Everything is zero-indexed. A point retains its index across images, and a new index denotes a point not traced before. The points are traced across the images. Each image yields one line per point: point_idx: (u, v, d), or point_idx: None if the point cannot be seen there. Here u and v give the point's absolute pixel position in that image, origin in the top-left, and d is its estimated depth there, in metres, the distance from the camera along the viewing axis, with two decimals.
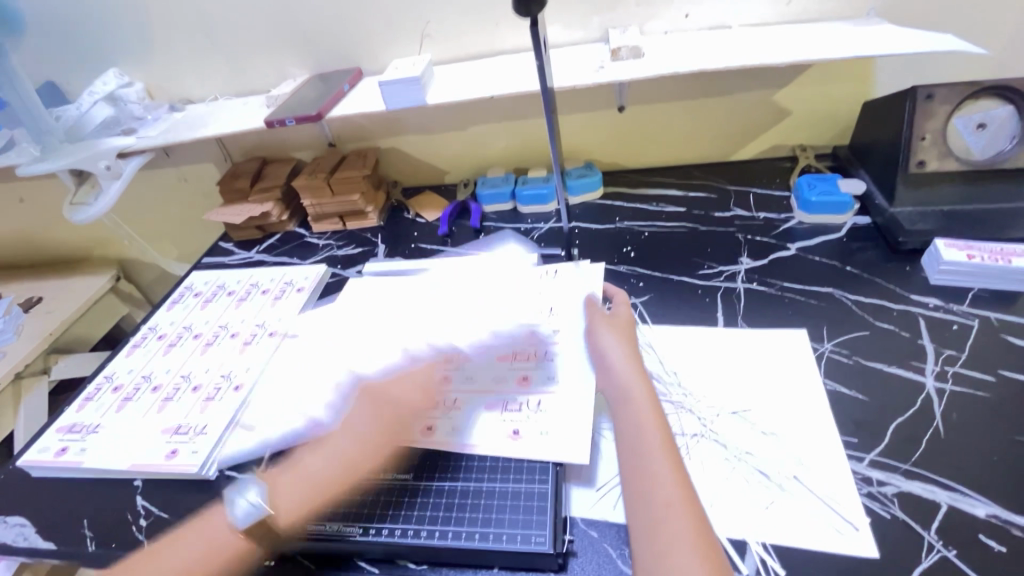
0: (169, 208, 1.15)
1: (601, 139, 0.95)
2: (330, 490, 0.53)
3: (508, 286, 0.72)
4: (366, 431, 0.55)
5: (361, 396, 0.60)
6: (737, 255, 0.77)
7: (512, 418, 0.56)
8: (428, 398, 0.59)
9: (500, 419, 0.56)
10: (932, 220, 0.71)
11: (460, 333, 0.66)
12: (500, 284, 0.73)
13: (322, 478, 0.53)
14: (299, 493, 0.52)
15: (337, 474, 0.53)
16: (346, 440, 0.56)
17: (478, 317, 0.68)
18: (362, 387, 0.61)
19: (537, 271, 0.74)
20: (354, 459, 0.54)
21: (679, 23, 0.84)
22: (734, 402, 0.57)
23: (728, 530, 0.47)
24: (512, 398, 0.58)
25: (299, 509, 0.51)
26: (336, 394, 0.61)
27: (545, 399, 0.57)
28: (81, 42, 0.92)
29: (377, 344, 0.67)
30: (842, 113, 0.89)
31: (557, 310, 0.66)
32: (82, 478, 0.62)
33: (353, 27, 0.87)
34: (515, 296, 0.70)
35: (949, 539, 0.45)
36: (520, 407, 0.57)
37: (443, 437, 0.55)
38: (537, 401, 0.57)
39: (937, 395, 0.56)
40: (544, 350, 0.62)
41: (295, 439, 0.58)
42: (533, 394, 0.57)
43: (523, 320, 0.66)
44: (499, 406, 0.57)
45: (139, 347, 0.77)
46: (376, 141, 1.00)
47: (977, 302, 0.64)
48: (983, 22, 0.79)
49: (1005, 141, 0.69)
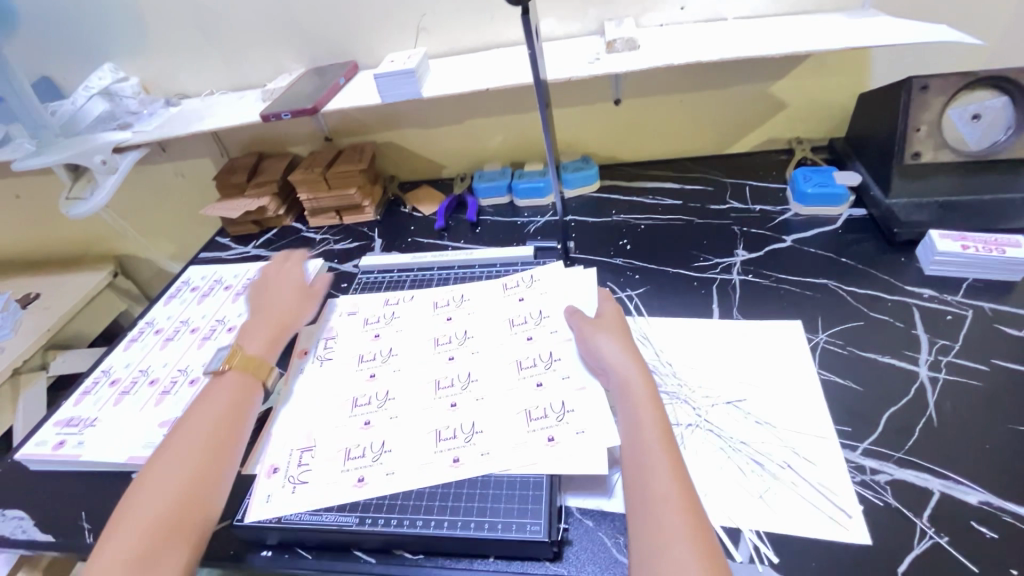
0: (165, 203, 1.14)
1: (597, 132, 0.95)
2: (277, 337, 0.65)
3: (492, 294, 0.71)
4: (292, 294, 0.70)
5: (360, 429, 0.57)
6: (733, 248, 0.77)
7: (542, 426, 0.54)
8: (440, 423, 0.56)
9: (528, 430, 0.54)
10: (926, 212, 0.72)
11: (451, 346, 0.65)
12: (486, 292, 0.72)
13: (270, 325, 0.66)
14: (258, 346, 0.63)
15: (277, 323, 0.66)
16: (357, 479, 0.53)
17: (469, 326, 0.67)
18: (359, 421, 0.58)
19: (517, 278, 0.73)
20: (285, 317, 0.67)
21: (675, 15, 0.84)
22: (728, 392, 0.57)
23: (722, 518, 0.48)
24: (536, 406, 0.56)
25: (264, 352, 0.62)
26: (337, 429, 0.58)
27: (569, 400, 0.55)
28: (75, 37, 0.91)
29: (363, 368, 0.64)
30: (838, 105, 0.89)
31: (547, 313, 0.66)
32: (80, 471, 0.63)
33: (349, 20, 0.87)
34: (502, 303, 0.69)
35: (941, 526, 0.46)
36: (546, 414, 0.55)
37: (470, 459, 0.53)
38: (561, 404, 0.55)
39: (930, 385, 0.56)
40: (549, 358, 0.60)
41: (290, 487, 0.53)
42: (556, 397, 0.56)
43: (515, 326, 0.65)
44: (525, 416, 0.55)
45: (137, 342, 0.77)
46: (372, 135, 0.99)
47: (971, 293, 0.65)
48: (979, 12, 0.79)
49: (999, 133, 0.70)
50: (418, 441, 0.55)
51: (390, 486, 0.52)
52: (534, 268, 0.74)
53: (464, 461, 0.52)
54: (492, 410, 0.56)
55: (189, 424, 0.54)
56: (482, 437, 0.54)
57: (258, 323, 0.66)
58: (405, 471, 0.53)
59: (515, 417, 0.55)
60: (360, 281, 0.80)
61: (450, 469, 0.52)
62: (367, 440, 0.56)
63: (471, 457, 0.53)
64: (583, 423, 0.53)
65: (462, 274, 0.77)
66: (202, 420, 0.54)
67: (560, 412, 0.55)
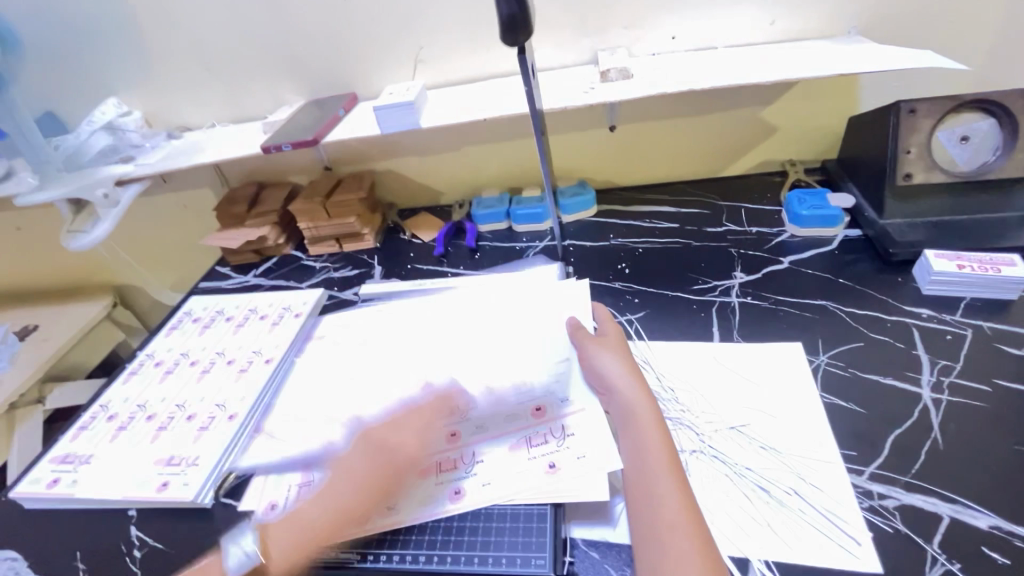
0: (164, 233, 1.15)
1: (593, 158, 0.97)
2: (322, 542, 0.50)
3: (489, 312, 0.71)
4: (416, 449, 0.55)
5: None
6: (731, 269, 0.78)
7: (542, 452, 0.54)
8: (441, 452, 0.56)
9: (529, 457, 0.54)
10: (920, 231, 0.73)
11: None
12: (481, 312, 0.72)
13: (320, 521, 0.50)
14: (294, 548, 0.49)
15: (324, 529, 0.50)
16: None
17: None
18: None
19: (512, 295, 0.73)
20: (354, 501, 0.51)
21: (666, 44, 0.86)
22: (731, 418, 0.57)
23: (730, 547, 0.47)
24: (535, 432, 0.56)
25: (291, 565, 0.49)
26: (337, 458, 0.57)
27: (569, 423, 0.55)
28: (79, 72, 0.93)
29: None
30: (828, 128, 0.91)
31: (542, 330, 0.66)
32: (76, 510, 0.61)
33: (348, 54, 0.89)
34: (497, 320, 0.69)
35: (952, 553, 0.45)
36: (546, 440, 0.55)
37: (471, 490, 0.52)
38: (562, 429, 0.55)
39: (933, 406, 0.56)
40: (545, 378, 0.60)
41: None
42: (556, 422, 0.56)
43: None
44: (525, 444, 0.55)
45: (136, 375, 0.77)
46: (371, 164, 1.01)
47: (969, 312, 0.65)
48: (961, 37, 0.81)
49: (989, 153, 0.71)
50: (418, 471, 0.54)
51: (388, 520, 0.51)
52: (531, 286, 0.75)
53: (466, 491, 0.52)
54: (493, 440, 0.56)
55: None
56: (483, 467, 0.54)
57: (312, 514, 0.50)
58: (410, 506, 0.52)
59: (515, 445, 0.55)
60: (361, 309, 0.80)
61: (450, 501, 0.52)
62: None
63: (472, 489, 0.52)
64: (583, 447, 0.53)
65: None
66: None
67: (561, 437, 0.54)
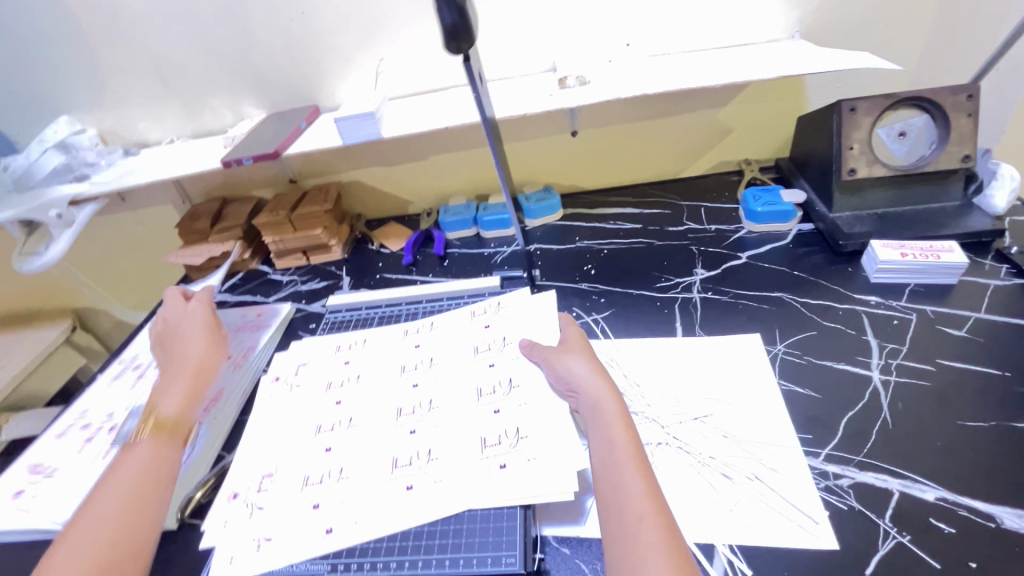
0: (122, 254, 1.12)
1: (558, 163, 0.99)
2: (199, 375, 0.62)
3: (459, 321, 0.72)
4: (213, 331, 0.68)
5: (323, 454, 0.58)
6: (692, 266, 0.80)
7: (494, 452, 0.54)
8: (397, 450, 0.57)
9: (482, 457, 0.54)
10: (868, 223, 0.77)
11: (416, 372, 0.65)
12: (451, 321, 0.72)
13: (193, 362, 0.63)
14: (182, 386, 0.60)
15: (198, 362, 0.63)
16: (313, 504, 0.53)
17: (435, 352, 0.68)
18: (322, 446, 0.59)
19: (484, 304, 0.73)
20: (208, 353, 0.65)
21: (622, 51, 0.89)
22: (694, 409, 0.59)
23: (696, 535, 0.48)
24: (490, 433, 0.56)
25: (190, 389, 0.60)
26: (302, 456, 0.58)
27: (524, 426, 0.55)
28: (29, 92, 0.91)
29: (330, 394, 0.65)
30: (780, 126, 0.94)
31: (509, 338, 0.66)
32: (33, 541, 0.59)
33: (311, 67, 0.89)
34: (467, 330, 0.70)
35: (902, 526, 0.47)
36: (499, 440, 0.55)
37: (423, 486, 0.53)
38: (516, 430, 0.55)
39: (883, 387, 0.59)
40: (507, 383, 0.60)
41: (254, 547, 0.50)
42: (510, 424, 0.56)
43: (479, 352, 0.66)
44: (479, 443, 0.55)
45: (97, 387, 0.75)
46: (337, 175, 1.01)
47: (914, 297, 0.68)
48: (896, 39, 0.86)
49: (926, 147, 0.76)
50: (375, 470, 0.55)
51: (357, 535, 0.50)
52: (501, 294, 0.75)
53: (417, 487, 0.53)
54: (450, 436, 0.56)
55: (111, 482, 0.50)
56: (437, 465, 0.54)
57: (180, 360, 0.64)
58: (361, 499, 0.53)
59: (470, 444, 0.55)
60: (329, 320, 0.80)
61: (404, 495, 0.52)
62: (327, 466, 0.57)
63: (424, 483, 0.53)
64: (533, 449, 0.53)
65: (430, 307, 0.78)
66: (127, 471, 0.50)
67: (514, 438, 0.55)
